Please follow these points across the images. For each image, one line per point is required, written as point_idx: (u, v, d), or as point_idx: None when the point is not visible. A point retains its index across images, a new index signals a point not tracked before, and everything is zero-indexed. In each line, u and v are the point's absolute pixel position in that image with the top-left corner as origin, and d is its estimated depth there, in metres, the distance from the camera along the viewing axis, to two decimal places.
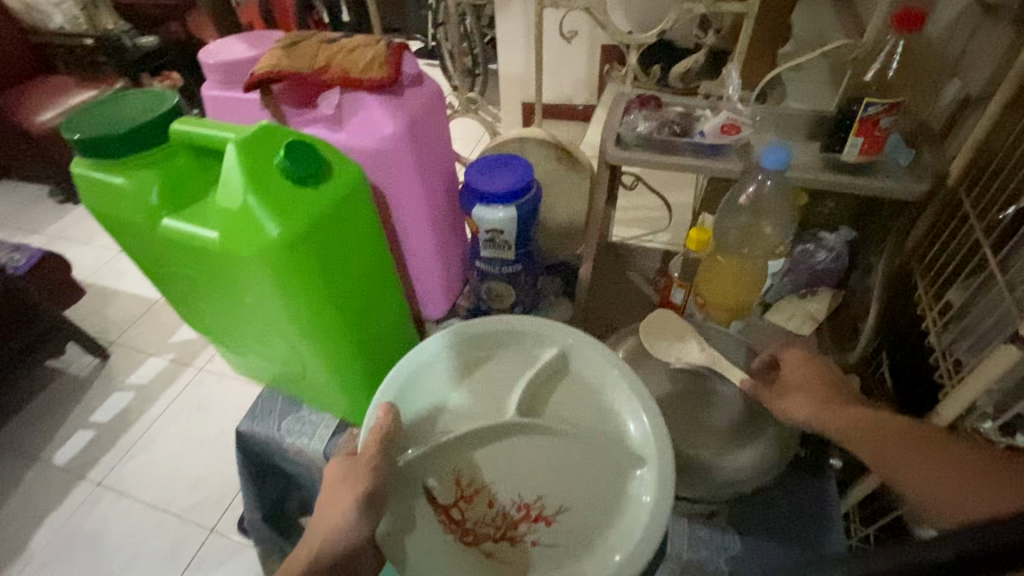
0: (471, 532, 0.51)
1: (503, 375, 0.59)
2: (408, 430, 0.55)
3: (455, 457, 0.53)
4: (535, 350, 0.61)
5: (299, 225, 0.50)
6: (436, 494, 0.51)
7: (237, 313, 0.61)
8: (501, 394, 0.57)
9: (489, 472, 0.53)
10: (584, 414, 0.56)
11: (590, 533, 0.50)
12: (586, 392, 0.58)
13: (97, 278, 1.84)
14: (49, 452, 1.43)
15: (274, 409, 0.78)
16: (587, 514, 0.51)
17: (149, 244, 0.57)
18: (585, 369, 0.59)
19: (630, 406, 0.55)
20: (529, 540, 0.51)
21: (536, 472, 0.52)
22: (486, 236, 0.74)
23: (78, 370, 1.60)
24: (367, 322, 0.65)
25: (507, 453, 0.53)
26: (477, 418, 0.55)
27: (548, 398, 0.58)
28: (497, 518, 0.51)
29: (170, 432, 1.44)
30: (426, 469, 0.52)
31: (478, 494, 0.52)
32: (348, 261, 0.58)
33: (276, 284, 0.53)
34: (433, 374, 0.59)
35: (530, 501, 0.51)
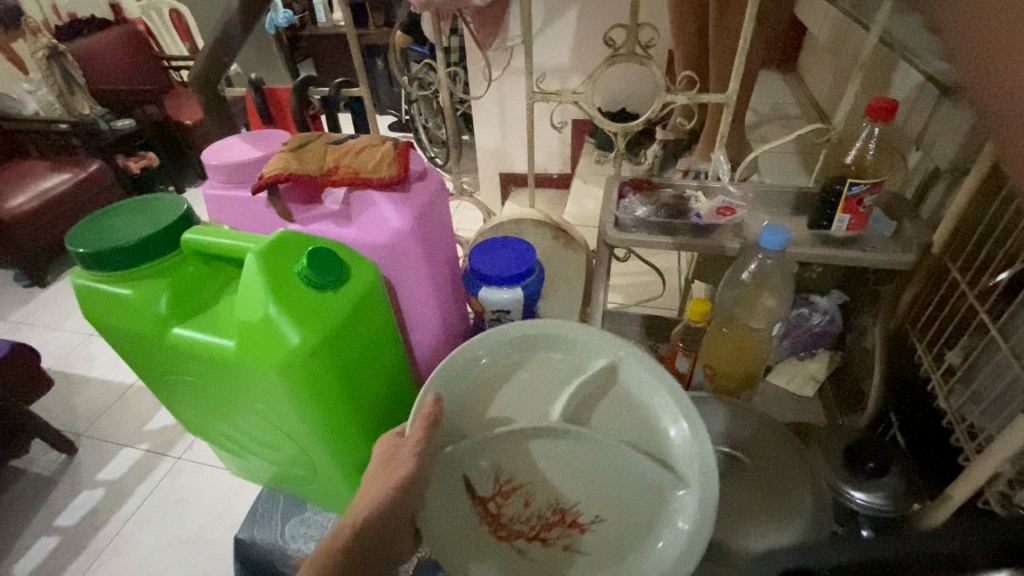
0: (505, 528, 0.49)
1: (553, 375, 0.57)
2: (449, 421, 0.54)
3: (496, 451, 0.51)
4: (584, 358, 0.59)
5: (320, 333, 0.49)
6: (475, 486, 0.50)
7: (244, 418, 0.58)
8: (549, 392, 0.56)
9: (527, 473, 0.51)
10: (628, 424, 0.53)
11: (626, 549, 0.48)
12: (631, 402, 0.55)
13: (64, 367, 1.74)
14: (7, 565, 1.29)
15: (275, 513, 0.74)
16: (623, 525, 0.49)
17: (154, 353, 0.55)
18: (633, 381, 0.56)
19: (673, 412, 0.53)
20: (561, 544, 0.49)
21: (576, 478, 0.50)
22: (493, 315, 0.74)
23: (42, 468, 1.49)
24: (378, 418, 0.63)
25: (548, 457, 0.51)
26: (520, 417, 0.54)
27: (593, 406, 0.55)
28: (533, 519, 0.49)
29: (144, 531, 1.33)
30: (466, 464, 0.50)
31: (516, 493, 0.50)
32: (367, 352, 0.57)
33: (292, 392, 0.51)
34: (484, 370, 0.57)
35: (567, 507, 0.50)
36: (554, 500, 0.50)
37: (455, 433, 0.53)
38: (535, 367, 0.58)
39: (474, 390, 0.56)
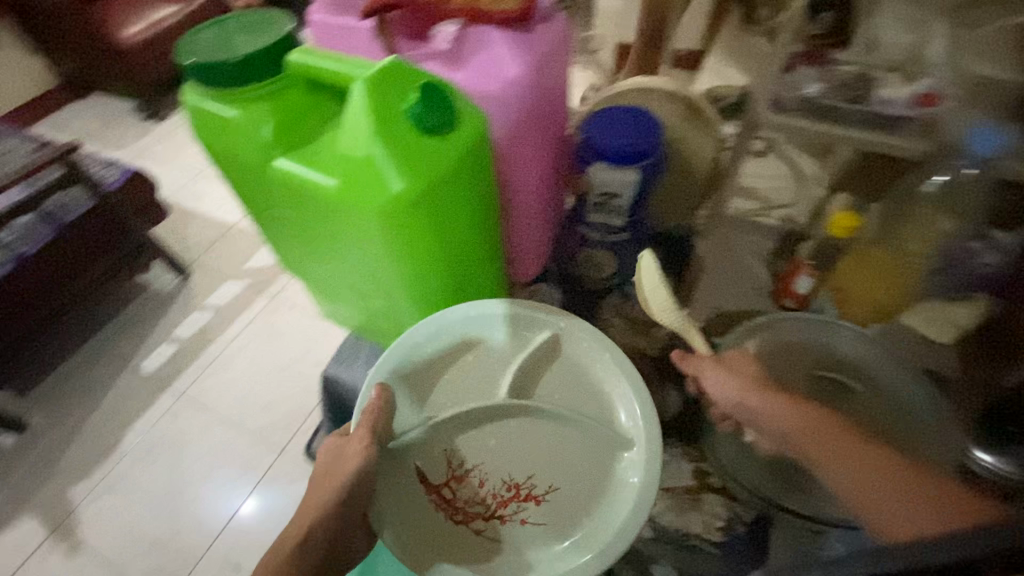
0: (462, 510, 0.54)
1: (495, 351, 0.58)
2: (397, 412, 0.55)
3: (442, 439, 0.53)
4: (528, 331, 0.59)
5: (423, 181, 0.45)
6: (427, 473, 0.53)
7: (338, 264, 0.58)
8: (495, 371, 0.57)
9: (479, 454, 0.53)
10: (577, 399, 0.56)
11: (578, 514, 0.53)
12: (579, 377, 0.57)
13: (177, 198, 1.89)
14: (137, 360, 1.52)
15: (358, 358, 0.77)
16: (575, 496, 0.53)
17: (258, 183, 0.53)
18: (576, 357, 0.58)
19: (620, 394, 0.56)
20: (518, 517, 0.53)
21: (530, 456, 0.54)
22: (596, 199, 0.67)
23: (162, 285, 1.68)
24: (466, 283, 0.61)
25: (497, 439, 0.54)
26: (465, 400, 0.55)
27: (540, 380, 0.57)
28: (487, 497, 0.53)
29: (245, 354, 1.50)
30: (413, 454, 0.53)
31: (470, 475, 0.53)
32: (466, 211, 0.53)
33: (388, 242, 0.49)
34: (429, 350, 0.58)
35: (521, 482, 0.53)
36: (508, 477, 0.53)
37: (402, 425, 0.54)
38: (478, 334, 0.59)
39: (421, 369, 0.57)
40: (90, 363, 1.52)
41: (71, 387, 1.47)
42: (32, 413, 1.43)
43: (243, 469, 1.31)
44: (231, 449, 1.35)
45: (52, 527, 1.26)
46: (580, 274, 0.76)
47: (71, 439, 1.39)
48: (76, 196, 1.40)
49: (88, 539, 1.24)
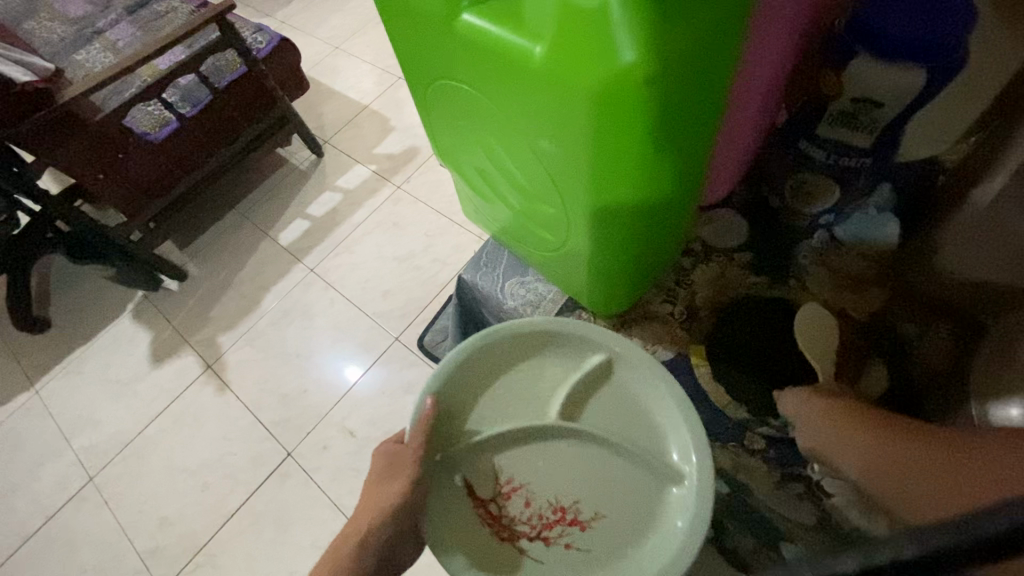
0: (507, 529, 0.51)
1: (546, 371, 0.56)
2: (449, 425, 0.55)
3: (485, 455, 0.53)
4: (579, 350, 0.56)
5: (664, 55, 0.34)
6: (475, 487, 0.53)
7: (513, 158, 0.49)
8: (544, 391, 0.55)
9: (524, 472, 0.52)
10: (625, 422, 0.53)
11: (624, 546, 0.50)
12: (629, 402, 0.53)
13: (315, 73, 1.89)
14: (275, 231, 1.61)
15: (498, 267, 0.71)
16: (623, 527, 0.50)
17: (438, 46, 0.44)
18: (632, 379, 0.54)
19: (670, 427, 0.51)
20: (563, 543, 0.50)
21: (575, 480, 0.51)
22: (844, 108, 0.51)
23: (299, 162, 1.73)
24: (661, 205, 0.49)
25: (543, 455, 0.52)
26: (513, 415, 0.54)
27: (590, 400, 0.54)
28: (534, 518, 0.51)
29: (368, 240, 1.54)
30: (460, 466, 0.53)
31: (517, 493, 0.52)
32: (692, 108, 0.41)
33: (593, 136, 0.38)
34: (480, 364, 0.56)
35: (567, 505, 0.51)
36: (553, 498, 0.51)
37: (450, 439, 0.54)
38: (530, 350, 0.57)
39: (470, 383, 0.56)
40: (236, 227, 1.64)
41: (220, 246, 1.61)
42: (190, 265, 1.59)
43: (361, 348, 1.39)
44: (352, 327, 1.42)
45: (205, 366, 1.44)
46: (784, 206, 0.62)
47: (220, 293, 1.54)
48: (230, 62, 1.42)
49: (232, 382, 1.40)
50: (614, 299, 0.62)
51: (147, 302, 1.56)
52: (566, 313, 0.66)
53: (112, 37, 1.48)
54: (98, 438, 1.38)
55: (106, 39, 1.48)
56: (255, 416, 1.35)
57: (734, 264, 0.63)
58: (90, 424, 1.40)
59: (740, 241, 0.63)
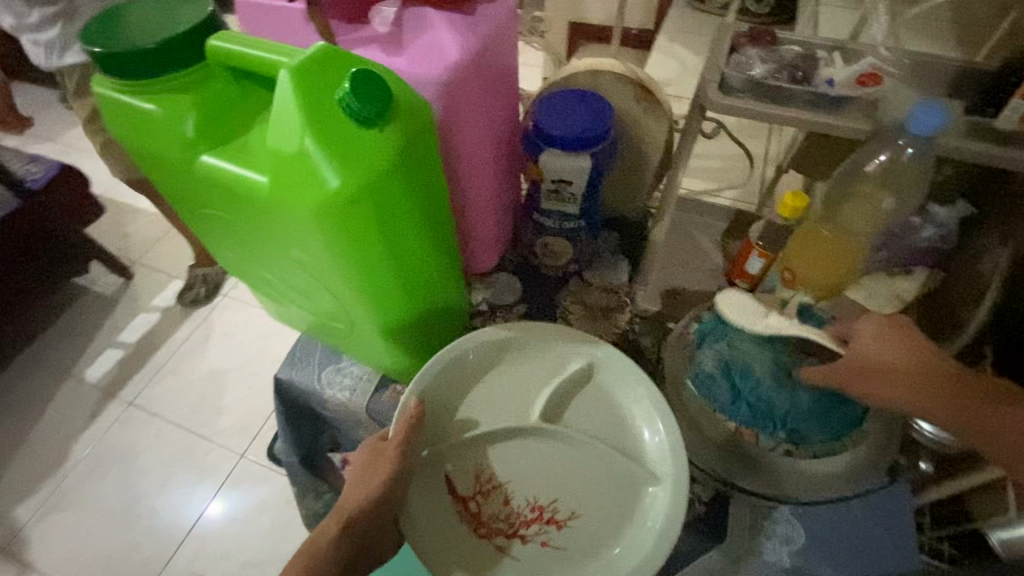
0: (486, 526, 0.53)
1: (530, 377, 0.59)
2: (436, 422, 0.57)
3: (473, 452, 0.55)
4: (562, 358, 0.60)
5: (364, 176, 0.43)
6: (456, 485, 0.54)
7: (284, 267, 0.55)
8: (529, 394, 0.58)
9: (507, 471, 0.54)
10: (604, 422, 0.57)
11: (601, 539, 0.52)
12: (609, 403, 0.58)
13: (113, 194, 1.78)
14: (80, 369, 1.43)
15: (312, 359, 0.74)
16: (598, 521, 0.52)
17: (185, 182, 0.49)
18: (610, 383, 0.59)
19: (648, 414, 0.57)
20: (539, 540, 0.52)
21: (556, 475, 0.54)
22: (549, 187, 0.66)
23: (103, 288, 1.58)
24: (421, 279, 0.58)
25: (524, 456, 0.55)
26: (498, 418, 0.56)
27: (568, 407, 0.58)
28: (512, 516, 0.53)
29: (198, 357, 1.44)
30: (449, 459, 0.55)
31: (497, 491, 0.54)
32: (416, 204, 0.51)
33: (331, 242, 0.46)
34: (467, 368, 0.59)
35: (545, 504, 0.53)
36: (533, 497, 0.53)
37: (438, 435, 0.56)
38: (514, 359, 0.61)
39: (456, 385, 0.59)
40: (28, 374, 1.43)
41: (8, 401, 1.38)
42: None
43: (202, 475, 1.27)
44: (190, 454, 1.30)
45: None
46: (539, 263, 0.76)
47: (13, 456, 1.31)
48: None
49: (38, 559, 1.18)
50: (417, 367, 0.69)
51: None
52: (382, 389, 0.71)
53: None
54: None
55: None
56: None
57: (511, 315, 0.74)
58: None
59: (516, 296, 0.75)
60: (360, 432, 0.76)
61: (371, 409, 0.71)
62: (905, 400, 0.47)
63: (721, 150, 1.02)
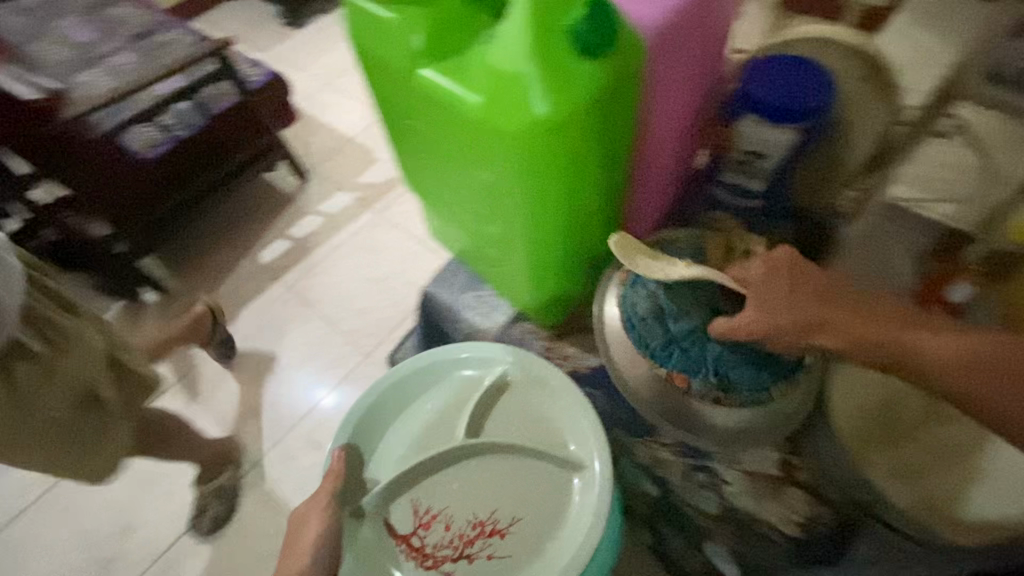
0: (431, 557, 0.62)
1: (450, 402, 0.70)
2: (371, 474, 0.67)
3: (408, 490, 0.65)
4: (479, 378, 0.72)
5: (570, 108, 0.43)
6: (396, 525, 0.64)
7: (465, 189, 0.59)
8: (450, 419, 0.69)
9: (443, 499, 0.64)
10: (519, 435, 0.67)
11: (539, 540, 0.62)
12: (525, 416, 0.69)
13: (306, 104, 2.01)
14: (257, 250, 1.68)
15: (457, 281, 0.80)
16: (532, 525, 0.63)
17: (402, 93, 0.54)
18: (526, 396, 0.70)
19: (558, 434, 0.67)
20: (485, 553, 0.62)
21: (489, 495, 0.64)
22: (737, 157, 0.62)
23: (285, 186, 1.82)
24: (584, 228, 0.59)
25: (458, 479, 0.64)
26: (426, 446, 0.67)
27: (492, 416, 0.69)
28: (454, 539, 0.62)
29: (347, 262, 1.62)
30: (388, 510, 0.64)
31: (436, 520, 0.63)
32: (605, 145, 0.51)
33: (522, 171, 0.48)
34: (388, 410, 0.72)
35: (485, 519, 0.63)
36: (472, 517, 0.63)
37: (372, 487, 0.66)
38: (435, 391, 0.72)
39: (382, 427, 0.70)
40: (220, 244, 1.71)
41: (203, 261, 1.67)
42: (171, 278, 1.65)
43: (333, 364, 1.44)
44: (326, 343, 1.48)
45: (177, 377, 1.48)
46: None
47: (201, 306, 1.59)
48: (225, 91, 1.53)
49: (204, 393, 1.44)
50: (553, 310, 0.71)
51: (124, 312, 1.60)
52: (514, 324, 0.75)
53: (114, 63, 1.58)
54: None
55: (108, 64, 1.58)
56: (224, 427, 1.39)
57: None
58: None
59: None
60: None
61: (500, 339, 0.75)
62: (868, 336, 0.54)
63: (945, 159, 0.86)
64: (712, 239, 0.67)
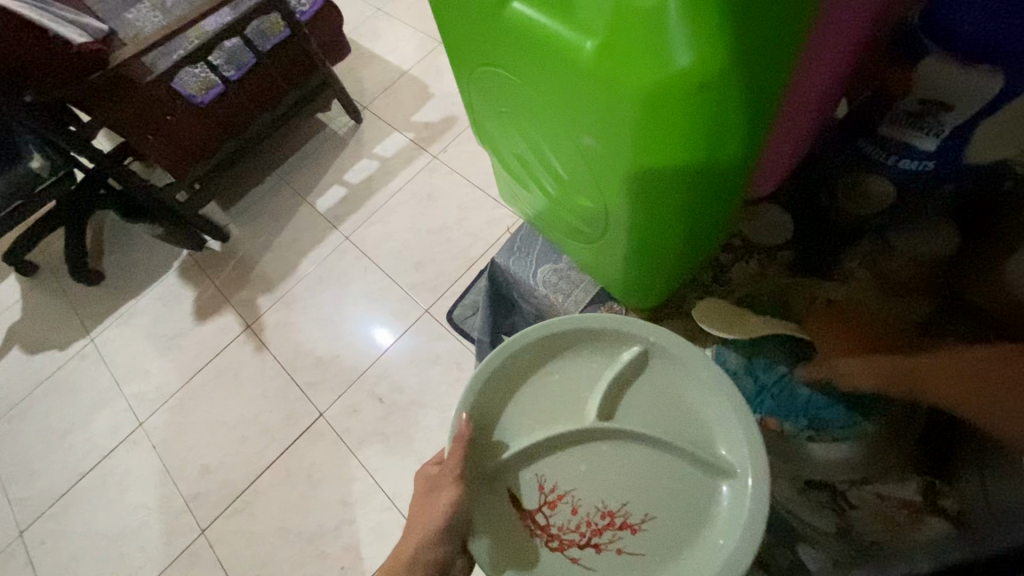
0: (556, 538, 0.51)
1: (584, 368, 0.56)
2: (487, 441, 0.55)
3: (530, 461, 0.53)
4: (615, 346, 0.56)
5: (721, 58, 0.33)
6: (519, 498, 0.53)
7: (556, 152, 0.49)
8: (580, 393, 0.54)
9: (569, 479, 0.52)
10: (663, 419, 0.52)
11: (679, 546, 0.49)
12: (673, 398, 0.53)
13: (356, 36, 1.87)
14: (313, 197, 1.64)
15: (531, 252, 0.71)
16: (675, 525, 0.50)
17: (485, 34, 0.43)
18: (672, 374, 0.54)
19: (724, 429, 0.50)
20: (614, 548, 0.50)
21: (622, 480, 0.51)
22: (911, 108, 0.48)
23: (338, 128, 1.74)
24: (707, 207, 0.48)
25: (586, 462, 0.52)
26: (550, 422, 0.54)
27: (629, 396, 0.54)
28: (581, 525, 0.51)
29: (403, 211, 1.55)
30: (505, 477, 0.54)
31: (562, 499, 0.52)
32: (755, 110, 0.38)
33: (640, 141, 0.38)
34: (516, 372, 0.56)
35: (615, 509, 0.50)
36: (601, 503, 0.51)
37: (484, 455, 0.54)
38: (569, 355, 0.56)
39: (496, 399, 0.56)
40: (277, 190, 1.67)
41: (262, 208, 1.65)
42: (232, 226, 1.64)
43: (392, 317, 1.42)
44: (385, 295, 1.45)
45: (245, 325, 1.50)
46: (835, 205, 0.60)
47: (263, 254, 1.59)
48: (274, 24, 1.43)
49: (269, 343, 1.47)
50: (652, 293, 0.61)
51: (192, 260, 1.63)
52: (597, 304, 0.66)
53: None
54: (147, 386, 1.47)
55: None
56: (291, 376, 1.41)
57: (773, 262, 0.63)
58: (141, 373, 1.49)
59: (784, 239, 0.64)
60: None
61: None
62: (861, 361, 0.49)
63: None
64: (791, 294, 0.59)
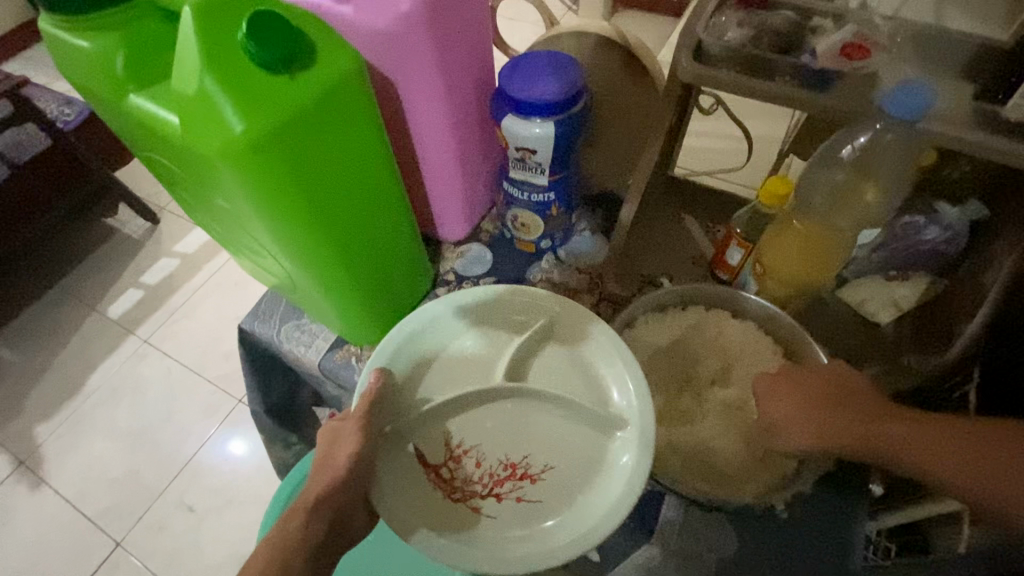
0: (460, 490, 0.50)
1: (494, 336, 0.56)
2: (398, 396, 0.53)
3: (443, 419, 0.52)
4: (526, 316, 0.57)
5: (269, 126, 0.41)
6: (426, 454, 0.51)
7: (226, 220, 0.55)
8: (490, 359, 0.55)
9: (474, 434, 0.52)
10: (565, 382, 0.53)
11: (573, 493, 0.50)
12: (578, 360, 0.54)
13: None
14: (103, 304, 1.52)
15: (275, 313, 0.75)
16: (571, 472, 0.51)
17: (124, 123, 0.49)
18: (575, 338, 0.55)
19: (617, 375, 0.53)
20: (514, 497, 0.50)
21: (524, 434, 0.52)
22: (515, 155, 0.63)
23: (132, 231, 1.65)
24: (362, 244, 0.57)
25: (494, 419, 0.52)
26: (461, 384, 0.53)
27: (535, 358, 0.55)
28: (485, 477, 0.51)
29: (210, 304, 1.50)
30: (414, 433, 0.52)
31: (467, 454, 0.51)
32: (344, 159, 0.49)
33: (249, 198, 0.44)
34: (430, 339, 0.56)
35: (516, 461, 0.51)
36: (504, 456, 0.51)
37: (401, 408, 0.53)
38: (478, 327, 0.57)
39: (422, 356, 0.55)
40: (57, 305, 1.52)
41: (37, 328, 1.49)
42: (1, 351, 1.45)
43: (203, 414, 1.34)
44: (193, 393, 1.37)
45: (17, 463, 1.30)
46: (512, 235, 0.74)
47: (42, 375, 1.42)
48: (31, 135, 1.38)
49: (52, 475, 1.28)
50: (372, 332, 0.68)
51: None
52: (335, 349, 0.71)
53: None
54: None
55: None
56: (78, 509, 1.24)
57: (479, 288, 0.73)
58: None
59: (485, 269, 0.75)
60: (320, 386, 0.77)
61: (323, 367, 0.71)
62: (845, 429, 0.48)
63: (723, 146, 1.05)
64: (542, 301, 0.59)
